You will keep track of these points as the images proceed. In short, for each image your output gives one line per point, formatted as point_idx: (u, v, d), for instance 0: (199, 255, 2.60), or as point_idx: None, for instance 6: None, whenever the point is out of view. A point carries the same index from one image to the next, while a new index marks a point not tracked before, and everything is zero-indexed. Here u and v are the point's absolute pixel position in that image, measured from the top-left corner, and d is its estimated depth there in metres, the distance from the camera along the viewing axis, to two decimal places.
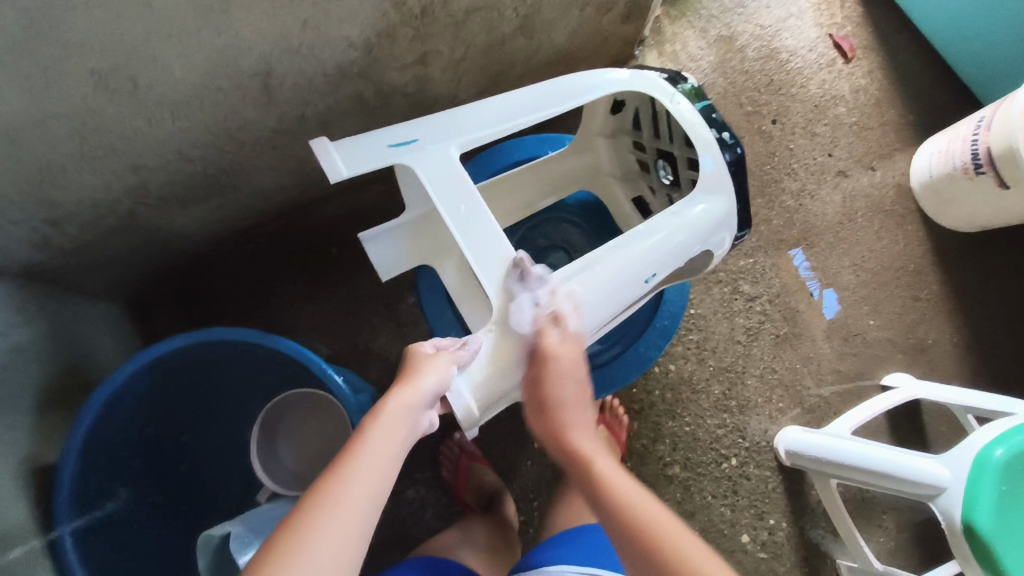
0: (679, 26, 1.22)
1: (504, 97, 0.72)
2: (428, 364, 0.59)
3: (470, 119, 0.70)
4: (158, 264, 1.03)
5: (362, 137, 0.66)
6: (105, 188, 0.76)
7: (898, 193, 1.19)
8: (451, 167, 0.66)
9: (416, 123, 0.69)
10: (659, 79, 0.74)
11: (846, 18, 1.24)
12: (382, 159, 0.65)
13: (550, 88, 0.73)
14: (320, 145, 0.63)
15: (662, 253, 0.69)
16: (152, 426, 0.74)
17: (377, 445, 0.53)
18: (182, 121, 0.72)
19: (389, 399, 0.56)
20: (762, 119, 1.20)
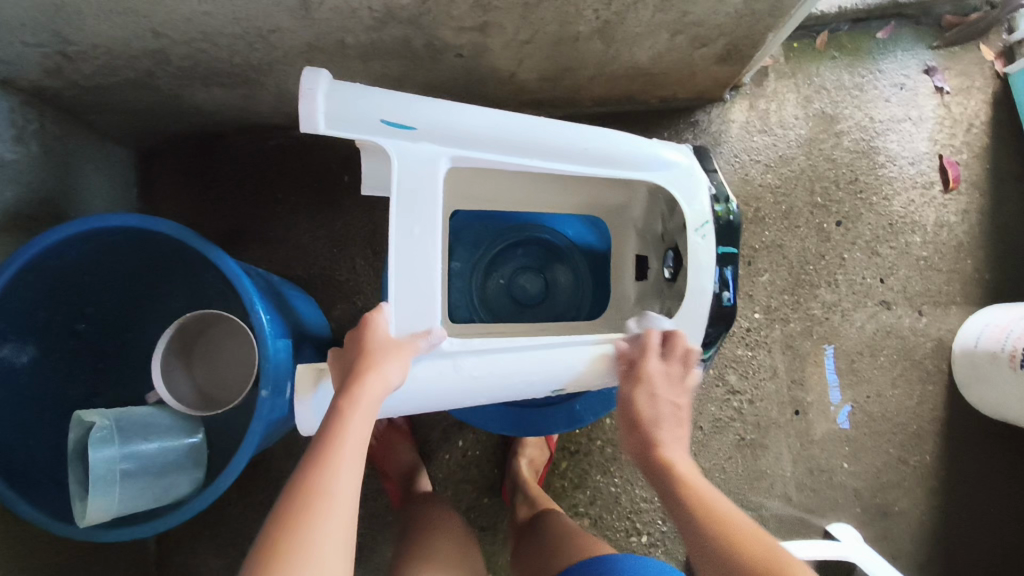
0: (783, 85, 1.11)
1: (535, 123, 0.65)
2: (392, 353, 0.57)
3: (484, 130, 0.63)
4: (175, 124, 1.02)
5: (361, 92, 0.59)
6: (125, 42, 0.75)
7: (934, 347, 1.09)
8: (429, 179, 0.61)
9: (429, 105, 0.62)
10: (703, 191, 0.69)
11: (966, 144, 1.11)
12: (366, 132, 0.59)
13: (582, 135, 0.66)
14: (308, 85, 0.56)
15: (583, 376, 0.66)
16: (79, 288, 0.72)
17: (351, 443, 0.53)
18: (209, 6, 0.69)
19: (359, 390, 0.55)
20: (827, 216, 1.10)
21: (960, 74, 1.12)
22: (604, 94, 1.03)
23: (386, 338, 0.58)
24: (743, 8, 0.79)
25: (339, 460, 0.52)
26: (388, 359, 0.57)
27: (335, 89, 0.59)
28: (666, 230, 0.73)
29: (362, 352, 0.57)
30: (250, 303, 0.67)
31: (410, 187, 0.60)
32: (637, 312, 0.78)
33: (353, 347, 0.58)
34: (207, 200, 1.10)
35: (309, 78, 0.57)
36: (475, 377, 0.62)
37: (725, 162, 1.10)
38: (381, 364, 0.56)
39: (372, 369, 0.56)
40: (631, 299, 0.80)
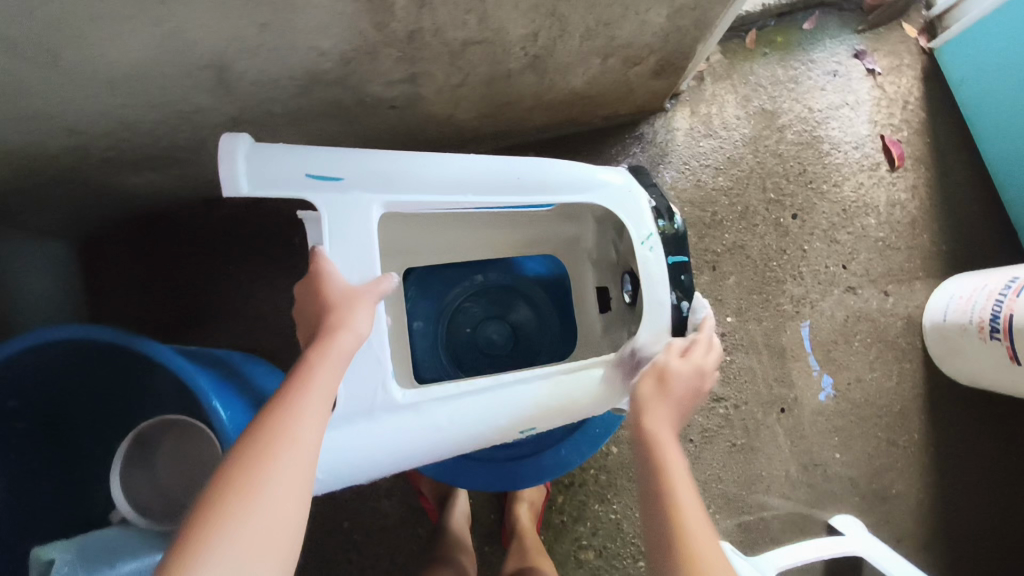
0: (721, 87, 1.12)
1: (464, 160, 0.64)
2: (358, 304, 0.56)
3: (414, 175, 0.62)
4: (112, 212, 0.98)
5: (285, 149, 0.58)
6: (38, 144, 0.71)
7: (905, 325, 1.10)
8: (363, 234, 0.60)
9: (355, 155, 0.60)
10: (645, 207, 0.69)
11: (905, 122, 1.13)
12: (295, 189, 0.58)
13: (513, 167, 0.65)
14: (230, 149, 0.55)
15: (548, 410, 0.63)
16: (27, 415, 0.68)
17: (321, 383, 0.50)
18: (121, 98, 0.65)
19: (329, 341, 0.53)
20: (782, 211, 1.10)
21: (888, 54, 1.14)
22: (545, 121, 1.02)
23: (347, 288, 0.57)
24: (669, 26, 0.79)
25: (309, 397, 0.49)
26: (354, 308, 0.55)
27: (258, 149, 0.57)
28: (619, 254, 0.73)
29: (326, 304, 0.56)
30: (208, 400, 0.64)
31: (343, 239, 0.59)
32: (606, 343, 0.77)
33: (314, 301, 0.56)
34: (156, 284, 1.05)
35: (231, 142, 0.56)
36: (437, 426, 0.59)
37: (675, 170, 1.10)
38: (349, 313, 0.55)
39: (341, 319, 0.55)
40: (597, 331, 0.79)
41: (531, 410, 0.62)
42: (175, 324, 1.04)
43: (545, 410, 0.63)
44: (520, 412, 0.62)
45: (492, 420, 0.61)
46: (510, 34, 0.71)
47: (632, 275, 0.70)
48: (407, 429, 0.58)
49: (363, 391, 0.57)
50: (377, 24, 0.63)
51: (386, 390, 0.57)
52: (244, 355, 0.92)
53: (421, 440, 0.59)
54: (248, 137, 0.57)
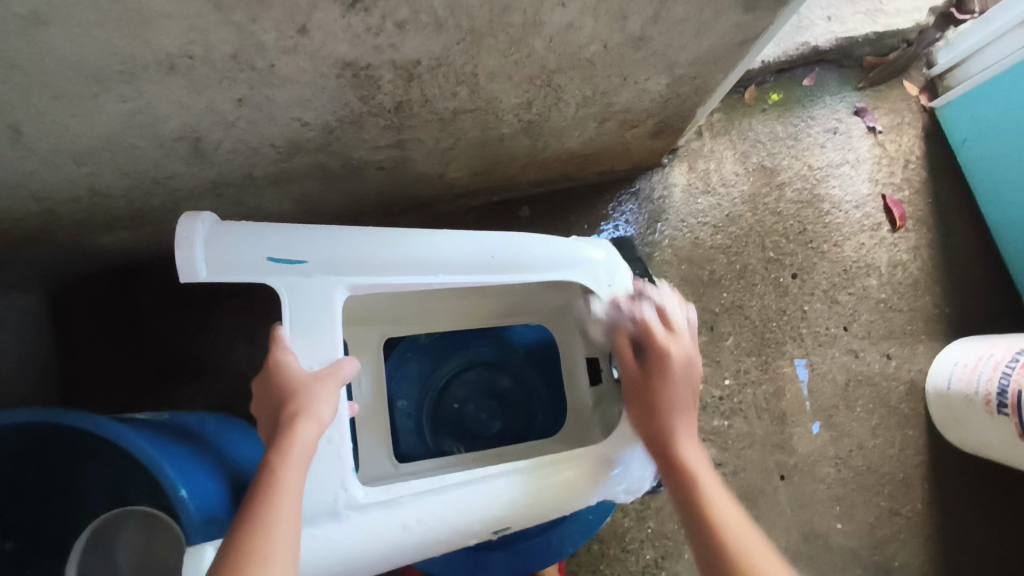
0: (719, 143, 1.09)
1: (439, 235, 0.59)
2: (318, 389, 0.51)
3: (385, 253, 0.57)
4: (91, 264, 0.93)
5: (244, 230, 0.53)
6: (2, 209, 0.67)
7: (907, 389, 1.07)
8: (325, 320, 0.54)
9: (322, 235, 0.55)
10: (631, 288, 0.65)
11: (906, 181, 1.11)
12: (253, 273, 0.53)
13: (488, 244, 0.60)
14: (183, 233, 0.51)
15: (535, 510, 0.57)
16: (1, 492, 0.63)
17: (288, 497, 0.47)
18: (89, 167, 0.62)
19: (290, 437, 0.49)
20: (781, 270, 1.07)
21: (888, 112, 1.12)
22: (539, 177, 0.99)
23: (309, 376, 0.52)
24: (668, 92, 0.77)
25: (272, 519, 0.45)
26: (316, 400, 0.51)
27: (216, 230, 0.53)
28: (606, 328, 0.68)
29: (285, 397, 0.51)
30: (173, 487, 0.60)
31: (304, 325, 0.54)
32: (597, 420, 0.71)
33: (271, 396, 0.51)
34: (132, 337, 0.99)
35: (186, 225, 0.52)
36: (410, 530, 0.53)
37: (672, 228, 1.07)
38: (312, 405, 0.50)
39: (301, 415, 0.50)
40: (589, 406, 0.73)
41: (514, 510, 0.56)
42: (153, 379, 0.99)
43: (530, 507, 0.57)
44: (501, 511, 0.56)
45: (471, 520, 0.55)
46: (503, 102, 0.68)
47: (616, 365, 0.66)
48: (375, 535, 0.52)
49: (322, 492, 0.51)
50: (362, 96, 0.59)
51: (348, 490, 0.52)
52: (222, 418, 0.87)
53: (386, 543, 0.53)
54: (206, 216, 0.53)
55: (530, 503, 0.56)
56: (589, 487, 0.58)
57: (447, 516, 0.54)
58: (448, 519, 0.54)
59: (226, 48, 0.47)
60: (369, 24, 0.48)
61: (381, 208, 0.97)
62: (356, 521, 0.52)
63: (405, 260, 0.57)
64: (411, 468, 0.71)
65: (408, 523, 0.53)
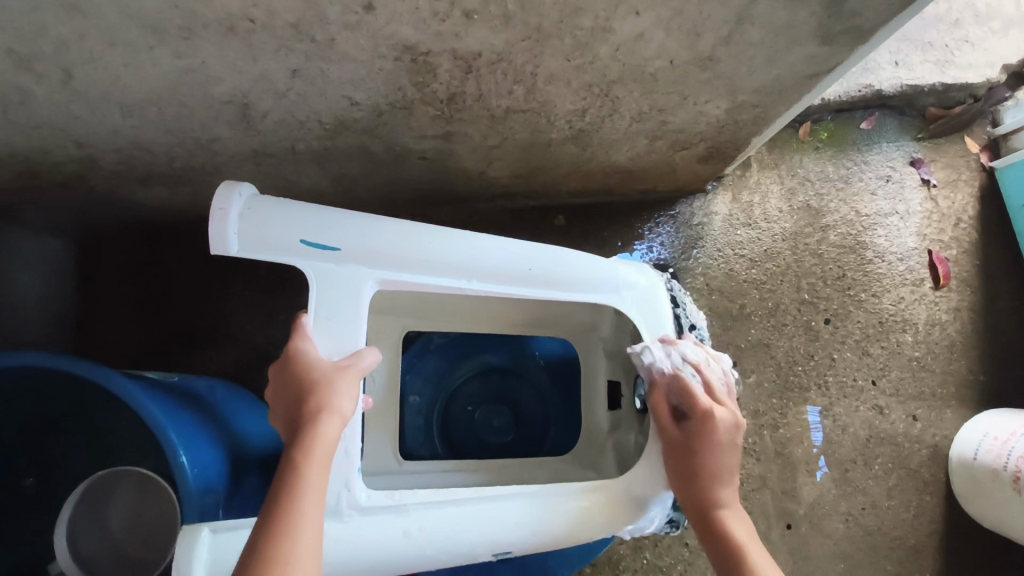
0: (767, 176, 1.06)
1: (476, 238, 0.57)
2: (340, 381, 0.49)
3: (419, 248, 0.55)
4: (123, 216, 0.93)
5: (280, 207, 0.52)
6: (44, 150, 0.66)
7: (930, 455, 1.03)
8: (350, 313, 0.53)
9: (359, 222, 0.54)
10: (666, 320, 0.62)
11: (955, 239, 1.07)
12: (284, 254, 0.52)
13: (525, 254, 0.58)
14: (218, 205, 0.50)
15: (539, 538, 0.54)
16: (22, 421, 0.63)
17: (313, 494, 0.44)
18: (135, 119, 0.61)
19: (312, 432, 0.46)
20: (814, 315, 1.04)
21: (945, 166, 1.08)
22: (580, 187, 0.97)
23: (328, 367, 0.50)
24: (726, 118, 0.74)
25: (299, 520, 0.43)
26: (337, 392, 0.48)
27: (252, 204, 0.52)
28: (634, 354, 0.66)
29: (305, 387, 0.48)
30: (174, 452, 0.60)
31: (327, 313, 0.52)
32: (610, 445, 0.68)
33: (291, 385, 0.49)
34: (152, 294, 0.99)
35: (221, 196, 0.50)
36: (415, 540, 0.51)
37: (708, 256, 1.04)
38: (332, 398, 0.48)
39: (324, 408, 0.47)
40: (604, 429, 0.71)
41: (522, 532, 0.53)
42: (168, 339, 0.98)
43: (534, 535, 0.54)
44: (505, 535, 0.53)
45: (474, 540, 0.52)
46: (557, 107, 0.67)
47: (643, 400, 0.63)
48: (375, 540, 0.50)
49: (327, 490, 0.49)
50: (417, 83, 0.58)
51: (352, 490, 0.50)
52: (230, 386, 0.87)
53: (382, 551, 0.50)
54: (244, 188, 0.52)
55: (538, 530, 0.54)
56: (604, 522, 0.56)
57: (450, 531, 0.52)
58: (453, 534, 0.52)
59: (288, 15, 0.46)
60: (437, 9, 0.47)
61: (416, 199, 0.96)
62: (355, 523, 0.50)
63: (438, 258, 0.55)
64: (415, 468, 0.69)
65: (409, 531, 0.51)
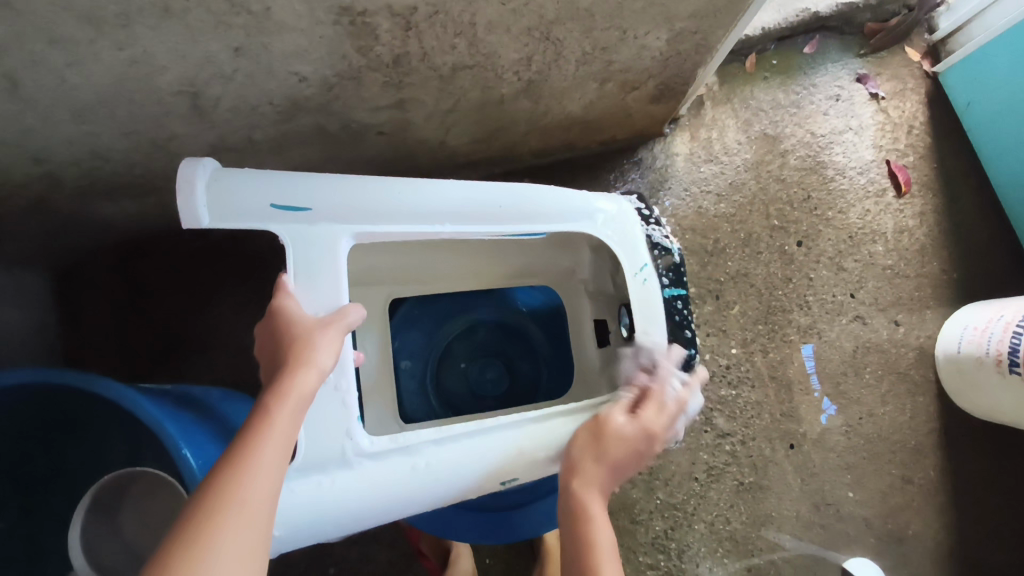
0: (721, 111, 1.09)
1: (442, 186, 0.58)
2: (319, 335, 0.49)
3: (389, 202, 0.56)
4: (92, 239, 0.92)
5: (246, 174, 0.52)
6: (4, 173, 0.67)
7: (917, 356, 1.05)
8: (331, 269, 0.53)
9: (326, 183, 0.54)
10: (640, 240, 0.64)
11: (910, 146, 1.10)
12: (257, 221, 0.52)
13: (490, 196, 0.59)
14: (183, 177, 0.49)
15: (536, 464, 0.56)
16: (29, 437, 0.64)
17: (279, 432, 0.43)
18: (89, 125, 0.62)
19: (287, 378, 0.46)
20: (786, 238, 1.07)
21: (891, 78, 1.11)
22: (541, 146, 0.99)
23: (312, 322, 0.50)
24: (668, 49, 0.76)
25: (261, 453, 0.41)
26: (318, 344, 0.49)
27: (217, 176, 0.52)
28: (614, 287, 0.67)
29: (285, 340, 0.49)
30: (176, 449, 0.60)
31: (308, 274, 0.53)
32: (605, 381, 0.70)
33: (272, 339, 0.49)
34: (135, 314, 0.99)
35: (185, 169, 0.50)
36: (425, 476, 0.52)
37: (675, 197, 1.06)
38: (313, 348, 0.48)
39: (304, 359, 0.47)
40: (596, 366, 0.72)
41: (521, 456, 0.55)
42: (157, 356, 0.98)
43: (533, 459, 0.56)
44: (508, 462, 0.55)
45: (483, 471, 0.54)
46: (502, 57, 0.68)
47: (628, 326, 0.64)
48: (385, 482, 0.51)
49: (330, 439, 0.50)
50: (360, 48, 0.59)
51: (354, 439, 0.50)
52: (224, 390, 0.87)
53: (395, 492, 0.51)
54: (206, 161, 0.51)
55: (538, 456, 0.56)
56: None
57: (458, 464, 0.53)
58: (461, 466, 0.53)
59: None
60: None
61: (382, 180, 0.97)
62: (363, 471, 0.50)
63: (409, 210, 0.57)
64: (417, 429, 0.70)
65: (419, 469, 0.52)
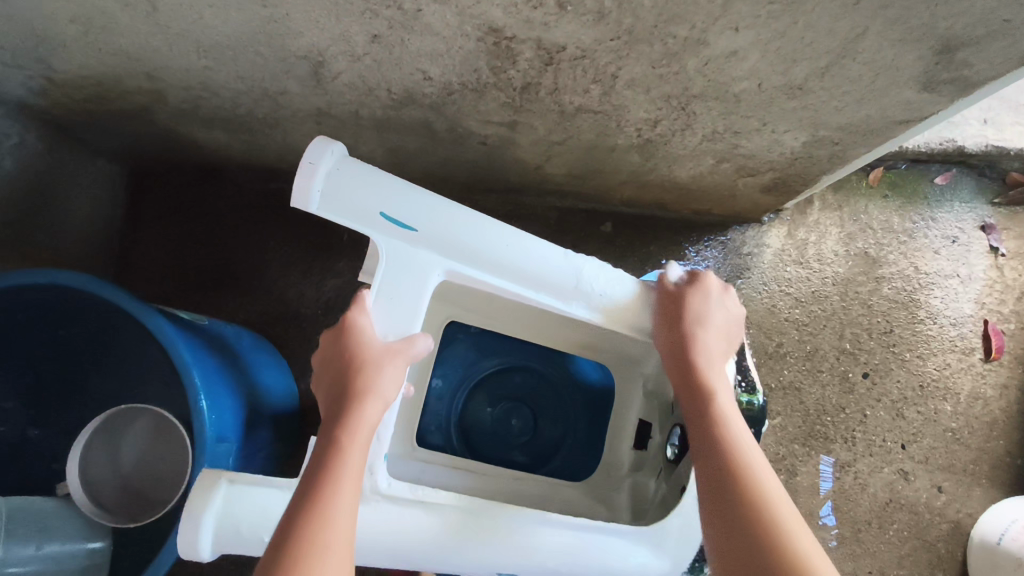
0: (828, 217, 1.03)
1: (547, 250, 0.56)
2: (385, 362, 0.51)
3: (490, 250, 0.54)
4: (180, 155, 0.93)
5: (368, 177, 0.52)
6: (117, 78, 0.67)
7: (950, 530, 0.98)
8: (417, 297, 0.53)
9: (440, 209, 0.53)
10: (725, 376, 0.59)
11: (1015, 314, 1.02)
12: (361, 224, 0.52)
13: (582, 266, 0.57)
14: (308, 158, 0.50)
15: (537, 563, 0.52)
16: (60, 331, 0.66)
17: (353, 465, 0.47)
18: (209, 61, 0.61)
19: (357, 412, 0.49)
20: (853, 366, 1.01)
21: (1018, 236, 1.03)
22: (633, 197, 0.95)
23: (378, 346, 0.51)
24: (802, 151, 0.72)
25: (341, 495, 0.45)
26: (382, 373, 0.50)
27: (341, 167, 0.52)
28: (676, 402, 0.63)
29: (352, 367, 0.50)
30: (195, 396, 0.60)
31: (389, 294, 0.53)
32: (627, 485, 0.68)
33: (340, 361, 0.51)
34: (194, 236, 1.00)
35: (314, 150, 0.51)
36: (431, 536, 0.50)
37: (752, 288, 1.01)
38: (377, 380, 0.50)
39: (369, 389, 0.50)
40: (625, 467, 0.69)
41: (541, 553, 0.52)
42: (201, 281, 0.99)
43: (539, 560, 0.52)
44: (511, 557, 0.51)
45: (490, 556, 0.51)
46: (630, 113, 0.64)
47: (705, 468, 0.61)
48: (391, 531, 0.50)
49: None
50: (494, 67, 0.57)
51: (375, 476, 0.50)
52: (256, 336, 0.88)
53: (396, 543, 0.50)
54: (338, 146, 0.52)
55: (542, 556, 0.52)
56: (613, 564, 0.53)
57: (464, 536, 0.51)
58: (471, 541, 0.51)
59: None
60: None
61: (467, 183, 0.95)
62: (376, 510, 0.50)
63: (507, 263, 0.55)
64: (427, 456, 0.69)
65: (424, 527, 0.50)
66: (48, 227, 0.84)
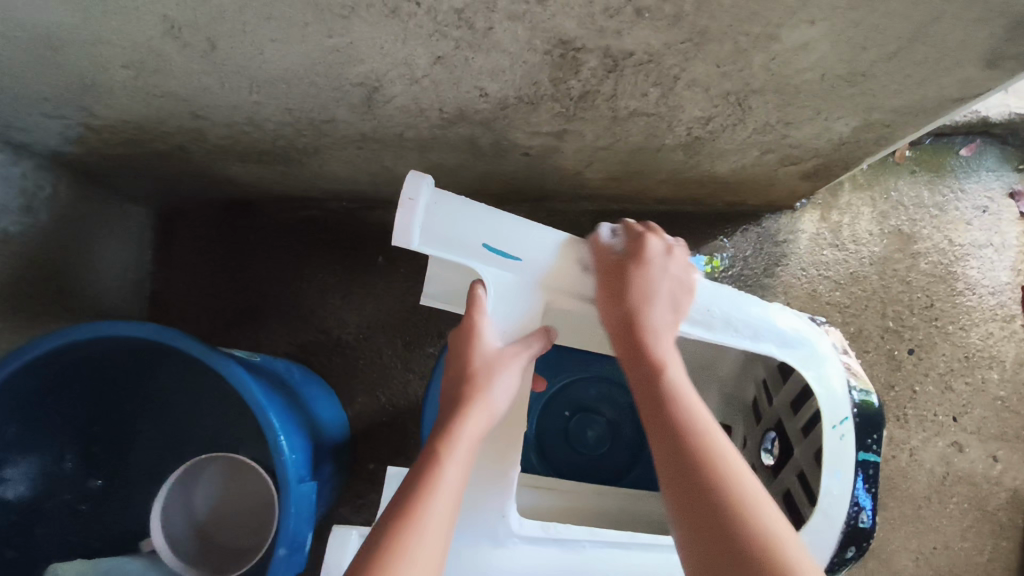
0: (859, 198, 1.03)
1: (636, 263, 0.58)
2: (495, 368, 0.53)
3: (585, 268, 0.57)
4: (208, 190, 0.92)
5: (466, 210, 0.54)
6: (158, 120, 0.66)
7: (1009, 498, 0.99)
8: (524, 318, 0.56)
9: (534, 235, 0.56)
10: (834, 376, 0.61)
11: None
12: (464, 256, 0.54)
13: None
14: (408, 195, 0.51)
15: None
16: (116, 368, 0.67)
17: (456, 468, 0.48)
18: (259, 96, 0.60)
19: (466, 414, 0.51)
20: (898, 343, 1.01)
21: None
22: (668, 194, 0.95)
23: (491, 354, 0.54)
24: (850, 136, 0.72)
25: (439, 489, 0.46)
26: (493, 379, 0.52)
27: (436, 201, 0.53)
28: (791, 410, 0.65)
29: (467, 372, 0.53)
30: (274, 435, 0.59)
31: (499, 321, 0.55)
32: None
33: (458, 366, 0.54)
34: (227, 270, 0.99)
35: (411, 186, 0.52)
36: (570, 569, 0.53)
37: (791, 275, 1.01)
38: (489, 386, 0.52)
39: (481, 393, 0.52)
40: None
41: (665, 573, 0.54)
42: (238, 317, 0.98)
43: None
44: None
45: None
46: (685, 112, 0.64)
47: (809, 470, 0.62)
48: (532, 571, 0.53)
49: (487, 515, 0.52)
50: (555, 78, 0.56)
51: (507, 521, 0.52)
52: (303, 368, 0.86)
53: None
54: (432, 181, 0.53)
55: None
56: None
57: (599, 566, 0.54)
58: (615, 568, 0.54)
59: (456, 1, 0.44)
60: (609, 5, 0.45)
61: (502, 194, 0.94)
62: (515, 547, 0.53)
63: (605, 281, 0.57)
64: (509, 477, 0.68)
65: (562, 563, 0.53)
66: (84, 276, 0.83)
